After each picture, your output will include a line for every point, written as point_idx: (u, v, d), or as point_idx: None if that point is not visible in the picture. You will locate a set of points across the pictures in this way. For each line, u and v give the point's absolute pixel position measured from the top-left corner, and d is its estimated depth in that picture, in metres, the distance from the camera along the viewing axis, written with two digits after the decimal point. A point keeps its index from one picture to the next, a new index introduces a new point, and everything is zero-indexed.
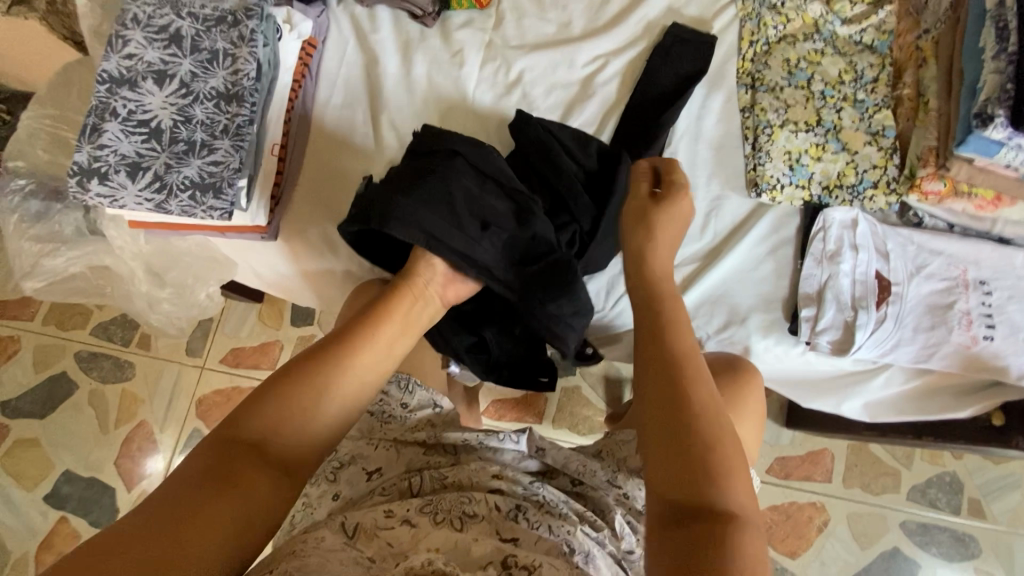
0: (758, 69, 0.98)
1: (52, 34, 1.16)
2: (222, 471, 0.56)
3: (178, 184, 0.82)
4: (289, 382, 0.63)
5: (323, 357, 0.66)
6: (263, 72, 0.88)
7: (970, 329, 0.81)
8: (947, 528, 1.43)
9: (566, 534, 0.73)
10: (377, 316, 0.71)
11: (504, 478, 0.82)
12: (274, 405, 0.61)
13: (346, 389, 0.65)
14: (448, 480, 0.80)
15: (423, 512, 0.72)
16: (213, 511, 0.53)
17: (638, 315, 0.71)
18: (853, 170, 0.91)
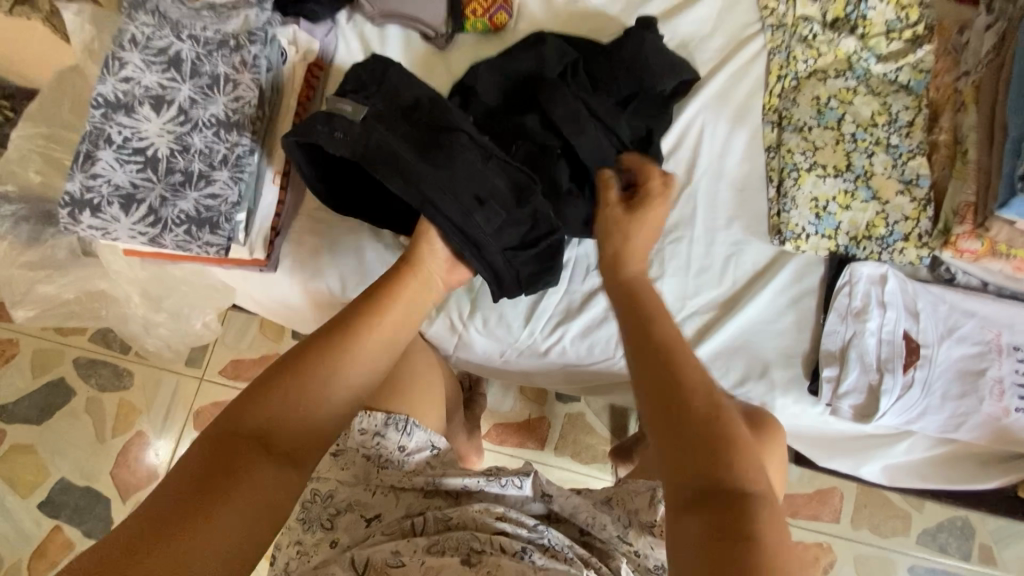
0: (785, 106, 0.94)
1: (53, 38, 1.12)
2: (210, 476, 0.53)
3: (173, 217, 0.79)
4: (278, 383, 0.59)
5: (320, 349, 0.62)
6: (265, 99, 0.84)
7: (1001, 399, 0.77)
8: (956, 574, 1.39)
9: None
10: (376, 305, 0.68)
11: (508, 518, 0.78)
12: (277, 402, 0.58)
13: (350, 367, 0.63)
14: (453, 521, 0.78)
15: (430, 551, 0.72)
16: (198, 528, 0.49)
17: (618, 307, 0.64)
18: (883, 221, 0.86)
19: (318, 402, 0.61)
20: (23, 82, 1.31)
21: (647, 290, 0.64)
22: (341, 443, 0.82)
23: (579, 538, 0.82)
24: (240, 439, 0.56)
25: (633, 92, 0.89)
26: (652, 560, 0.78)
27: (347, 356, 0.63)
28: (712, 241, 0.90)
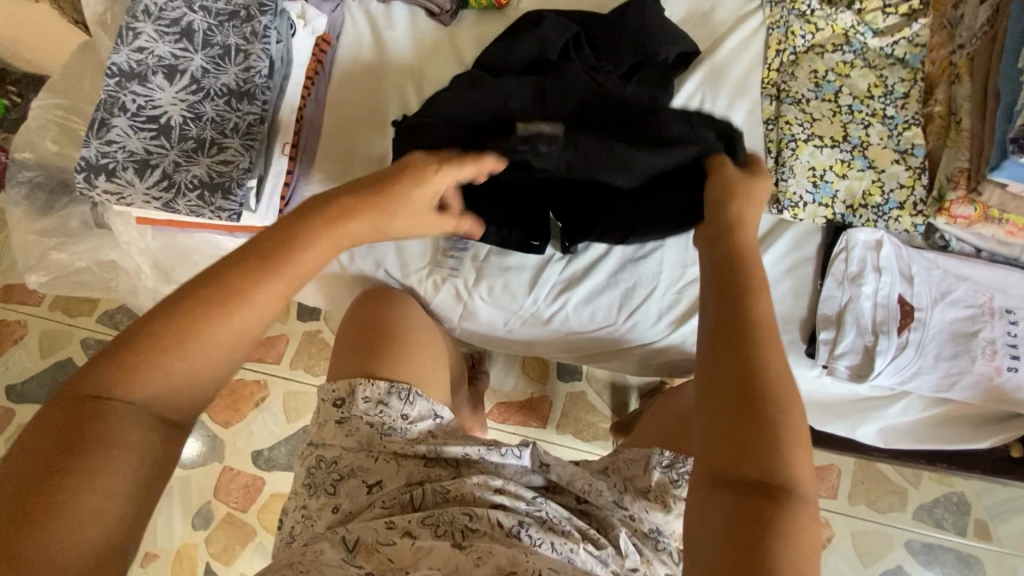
0: (784, 79, 0.95)
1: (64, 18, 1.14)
2: (87, 420, 0.46)
3: (186, 183, 0.81)
4: (151, 323, 0.49)
5: (196, 293, 0.51)
6: (275, 69, 0.86)
7: (993, 359, 0.79)
8: (951, 548, 1.41)
9: (569, 553, 0.73)
10: (298, 230, 0.57)
11: (506, 491, 0.80)
12: (165, 350, 0.49)
13: (240, 317, 0.52)
14: (451, 494, 0.79)
15: (424, 524, 0.74)
16: (85, 477, 0.44)
17: (708, 273, 0.63)
18: (879, 189, 0.88)
19: (197, 343, 0.50)
20: (33, 64, 1.33)
21: (739, 258, 0.61)
22: (346, 411, 0.84)
23: (576, 507, 0.84)
24: (103, 398, 0.47)
25: (638, 62, 0.90)
26: (647, 524, 0.81)
27: (228, 304, 0.51)
28: None
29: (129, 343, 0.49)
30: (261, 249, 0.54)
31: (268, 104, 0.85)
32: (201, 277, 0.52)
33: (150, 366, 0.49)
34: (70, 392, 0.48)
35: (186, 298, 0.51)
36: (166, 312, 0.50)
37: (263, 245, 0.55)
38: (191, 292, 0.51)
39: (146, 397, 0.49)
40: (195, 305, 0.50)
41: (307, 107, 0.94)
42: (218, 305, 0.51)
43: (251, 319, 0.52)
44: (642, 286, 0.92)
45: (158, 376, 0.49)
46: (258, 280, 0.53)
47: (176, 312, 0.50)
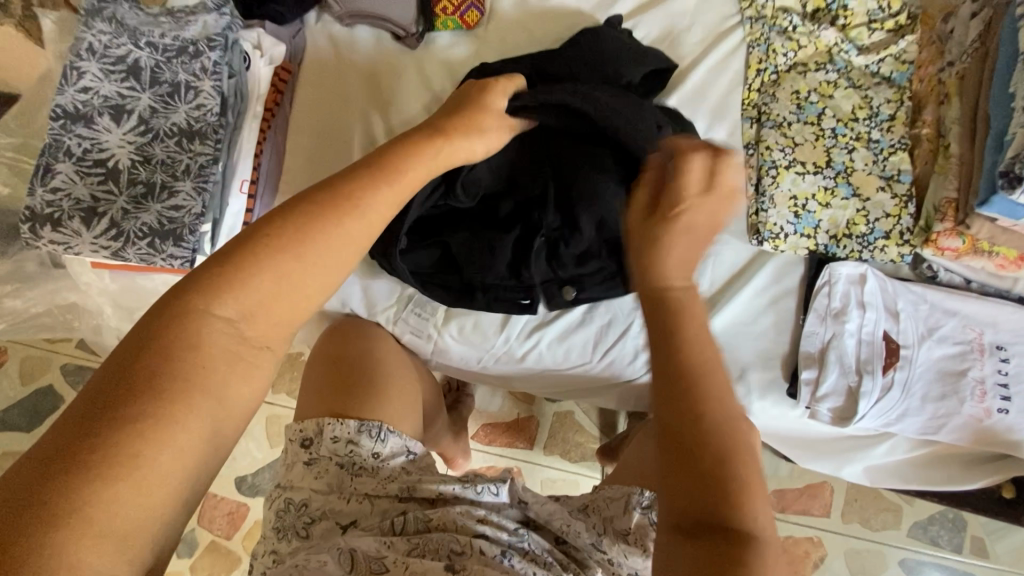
0: (764, 101, 0.91)
1: None
2: (152, 379, 0.41)
3: (135, 231, 0.77)
4: (239, 259, 0.46)
5: (274, 241, 0.47)
6: (228, 106, 0.83)
7: (983, 401, 0.76)
8: (946, 566, 1.39)
9: None
10: (377, 173, 0.54)
11: (488, 522, 0.78)
12: (256, 274, 0.46)
13: (336, 246, 0.49)
14: (433, 523, 0.76)
15: (411, 552, 0.71)
16: (145, 446, 0.39)
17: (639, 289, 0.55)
18: (864, 218, 0.84)
19: (301, 291, 0.48)
20: None
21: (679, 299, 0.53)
22: (314, 452, 0.82)
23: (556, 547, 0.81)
24: (203, 318, 0.44)
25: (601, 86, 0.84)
26: (628, 569, 0.76)
27: (304, 252, 0.48)
28: None
29: (217, 269, 0.46)
30: (344, 182, 0.51)
31: (222, 143, 0.81)
32: (287, 206, 0.49)
33: (191, 348, 0.43)
34: (129, 340, 0.43)
35: (260, 239, 0.47)
36: (238, 245, 0.47)
37: (360, 176, 0.52)
38: (277, 218, 0.48)
39: (231, 328, 0.45)
40: (289, 247, 0.47)
41: (266, 142, 0.91)
42: (295, 238, 0.48)
43: (341, 262, 0.50)
44: (617, 323, 0.90)
45: (271, 299, 0.47)
46: (346, 208, 0.50)
47: (259, 245, 0.47)
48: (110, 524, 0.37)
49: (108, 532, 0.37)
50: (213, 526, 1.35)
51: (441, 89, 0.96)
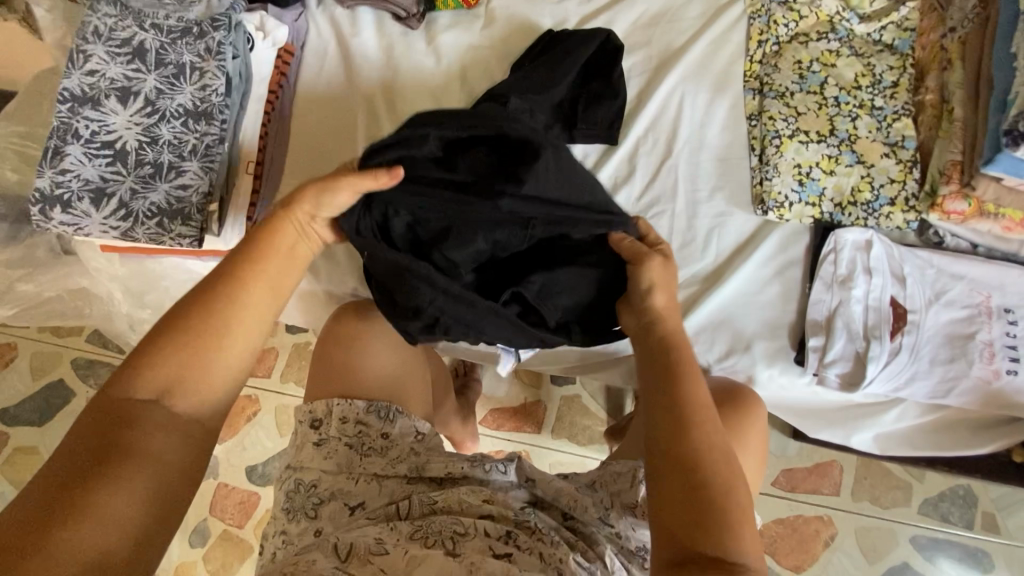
0: (766, 72, 0.91)
1: None
2: (111, 452, 0.51)
3: (144, 210, 0.78)
4: (144, 356, 0.55)
5: (182, 323, 0.57)
6: (233, 86, 0.83)
7: (991, 363, 0.75)
8: (958, 542, 1.38)
9: (558, 563, 0.69)
10: (245, 260, 0.60)
11: (495, 502, 0.78)
12: (161, 368, 0.55)
13: (239, 327, 0.58)
14: (438, 505, 0.77)
15: (414, 536, 0.71)
16: (98, 498, 0.49)
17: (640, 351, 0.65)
18: (869, 185, 0.84)
19: (207, 377, 0.56)
20: None
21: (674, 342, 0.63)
22: (324, 434, 0.83)
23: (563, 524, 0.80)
24: (125, 405, 0.53)
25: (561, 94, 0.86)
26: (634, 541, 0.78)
27: (213, 328, 0.57)
28: (693, 214, 0.89)
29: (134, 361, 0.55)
30: (224, 276, 0.59)
31: (227, 123, 0.82)
32: (186, 301, 0.58)
33: (128, 417, 0.53)
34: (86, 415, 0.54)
35: (163, 335, 0.56)
36: (154, 339, 0.56)
37: (233, 272, 0.60)
38: (179, 313, 0.57)
39: (157, 415, 0.54)
40: (184, 338, 0.56)
41: (270, 124, 0.91)
42: (193, 332, 0.56)
43: (250, 329, 0.59)
44: None
45: (175, 383, 0.55)
46: (232, 300, 0.59)
47: (159, 341, 0.56)
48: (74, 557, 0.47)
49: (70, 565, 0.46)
50: (226, 514, 1.37)
51: (445, 69, 0.97)
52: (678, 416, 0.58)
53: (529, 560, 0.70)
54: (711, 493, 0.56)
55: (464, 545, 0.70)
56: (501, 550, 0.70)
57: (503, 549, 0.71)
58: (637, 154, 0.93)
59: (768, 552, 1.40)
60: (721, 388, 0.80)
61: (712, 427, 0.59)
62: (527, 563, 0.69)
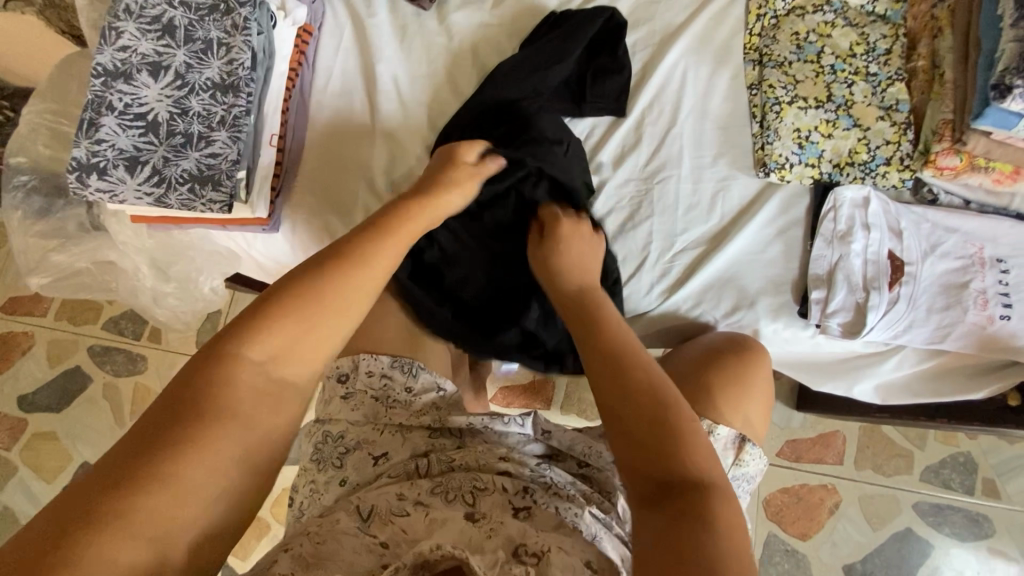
0: (765, 44, 0.95)
1: (51, 28, 1.13)
2: (191, 412, 0.49)
3: (177, 177, 0.82)
4: (254, 321, 0.55)
5: (296, 288, 0.58)
6: (258, 60, 0.87)
7: (985, 309, 0.79)
8: (960, 508, 1.39)
9: (573, 516, 0.69)
10: (373, 233, 0.66)
11: (511, 457, 0.78)
12: (273, 333, 0.55)
13: (354, 295, 0.61)
14: (456, 462, 0.77)
15: (434, 493, 0.71)
16: (179, 463, 0.47)
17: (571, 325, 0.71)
18: (865, 147, 0.88)
19: (317, 341, 0.57)
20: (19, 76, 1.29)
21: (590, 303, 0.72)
22: (350, 387, 0.84)
23: (578, 473, 0.82)
24: (228, 365, 0.52)
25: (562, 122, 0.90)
26: None
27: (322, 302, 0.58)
28: (698, 178, 0.93)
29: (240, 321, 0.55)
30: (349, 252, 0.62)
31: (253, 96, 0.86)
32: (303, 270, 0.60)
33: (224, 383, 0.51)
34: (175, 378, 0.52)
35: (266, 307, 0.56)
36: (267, 302, 0.57)
37: (347, 248, 0.63)
38: (290, 286, 0.58)
39: (257, 369, 0.54)
40: (290, 304, 0.57)
41: (291, 100, 0.95)
42: (302, 300, 0.57)
43: (354, 308, 0.60)
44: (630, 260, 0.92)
45: (275, 358, 0.55)
46: (341, 284, 0.60)
47: (266, 307, 0.56)
48: (157, 525, 0.45)
49: (139, 532, 0.44)
50: None
51: (457, 47, 1.01)
52: (616, 373, 0.59)
53: (549, 512, 0.70)
54: (690, 451, 0.54)
55: (484, 500, 0.70)
56: (521, 504, 0.71)
57: (521, 503, 0.71)
58: (643, 124, 0.96)
59: (775, 522, 1.41)
60: (728, 340, 0.83)
61: (676, 393, 0.58)
62: (547, 516, 0.69)
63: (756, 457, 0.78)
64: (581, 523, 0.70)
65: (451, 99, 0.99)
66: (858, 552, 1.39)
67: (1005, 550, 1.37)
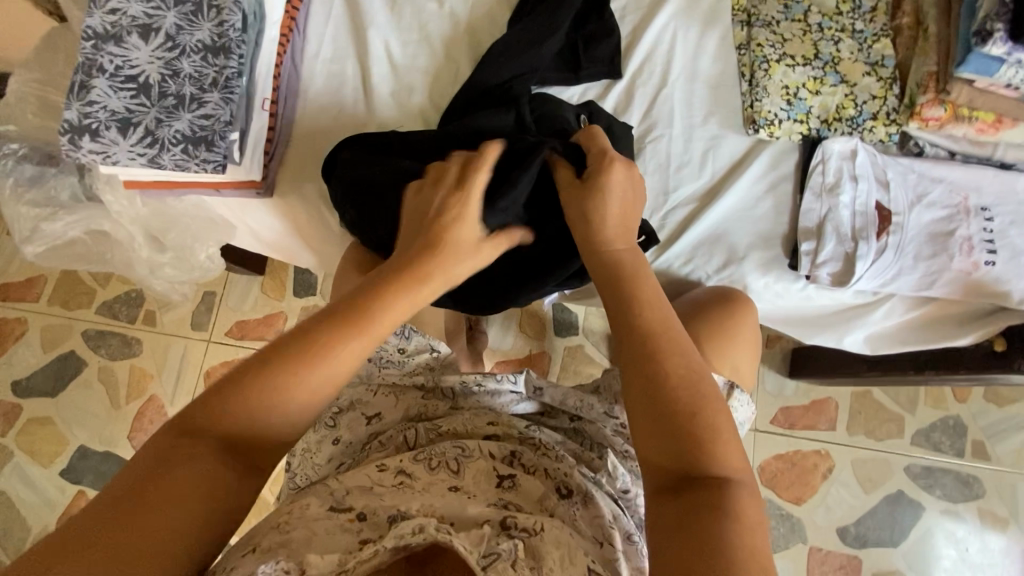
0: (753, 4, 0.95)
1: (35, 7, 1.00)
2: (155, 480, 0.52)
3: (170, 137, 0.82)
4: (227, 393, 0.57)
5: (263, 366, 0.58)
6: (249, 23, 0.87)
7: (970, 255, 0.82)
8: (951, 470, 1.40)
9: (563, 476, 0.70)
10: (338, 326, 0.61)
11: (501, 422, 0.77)
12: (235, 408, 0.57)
13: (325, 377, 0.59)
14: (444, 429, 0.76)
15: (417, 460, 0.70)
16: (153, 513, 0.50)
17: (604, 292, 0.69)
18: (852, 102, 0.89)
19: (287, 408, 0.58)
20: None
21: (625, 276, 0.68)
22: None
23: (569, 428, 0.82)
24: (199, 432, 0.55)
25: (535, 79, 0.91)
26: None
27: (291, 376, 0.58)
28: (690, 137, 0.93)
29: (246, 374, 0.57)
30: (354, 308, 0.62)
31: (245, 58, 0.86)
32: (318, 318, 0.61)
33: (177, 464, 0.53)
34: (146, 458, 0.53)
35: (288, 345, 0.59)
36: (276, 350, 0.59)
37: (343, 320, 0.61)
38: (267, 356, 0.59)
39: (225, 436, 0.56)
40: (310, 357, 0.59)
41: (283, 66, 0.95)
42: (303, 359, 0.58)
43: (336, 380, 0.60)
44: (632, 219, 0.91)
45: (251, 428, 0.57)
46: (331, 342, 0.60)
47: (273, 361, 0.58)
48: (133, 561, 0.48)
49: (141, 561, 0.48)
50: None
51: (448, 12, 1.00)
52: (647, 358, 0.61)
53: (534, 480, 0.69)
54: (673, 380, 0.60)
55: (468, 467, 0.69)
56: (506, 472, 0.69)
57: (508, 471, 0.69)
58: (635, 85, 0.95)
59: (770, 487, 1.41)
60: (715, 295, 0.83)
61: (670, 342, 0.62)
62: (532, 487, 0.68)
63: (744, 403, 0.79)
64: (567, 484, 0.70)
65: (444, 64, 0.98)
66: (852, 515, 1.39)
67: (993, 510, 1.38)
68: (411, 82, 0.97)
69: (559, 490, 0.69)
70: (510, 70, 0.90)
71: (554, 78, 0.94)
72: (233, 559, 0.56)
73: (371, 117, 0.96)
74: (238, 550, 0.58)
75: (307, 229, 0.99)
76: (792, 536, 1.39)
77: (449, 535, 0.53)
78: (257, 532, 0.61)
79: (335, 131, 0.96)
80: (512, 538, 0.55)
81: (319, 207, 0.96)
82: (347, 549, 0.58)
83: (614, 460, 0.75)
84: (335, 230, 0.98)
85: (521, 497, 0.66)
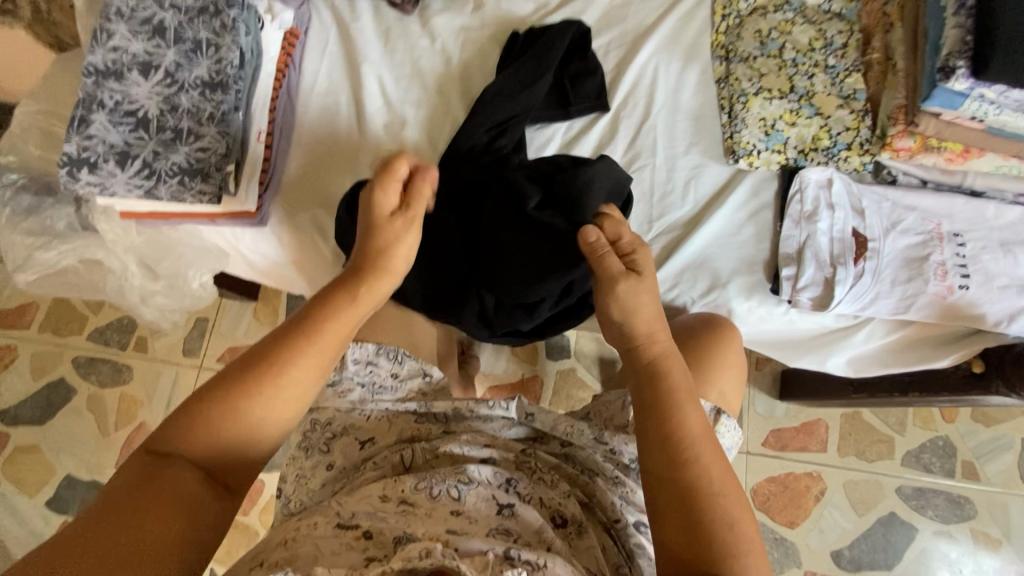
0: (730, 41, 1.00)
1: (37, 41, 1.04)
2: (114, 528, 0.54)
3: (167, 169, 0.85)
4: (188, 418, 0.60)
5: (214, 395, 0.61)
6: (246, 60, 0.90)
7: (945, 280, 0.84)
8: (942, 491, 1.41)
9: (557, 505, 0.73)
10: (273, 354, 0.63)
11: (498, 444, 0.80)
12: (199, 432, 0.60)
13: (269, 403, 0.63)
14: (440, 451, 0.77)
15: (419, 487, 0.69)
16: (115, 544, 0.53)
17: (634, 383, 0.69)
18: (827, 133, 0.93)
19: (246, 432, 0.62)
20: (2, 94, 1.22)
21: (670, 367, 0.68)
22: (336, 374, 0.81)
23: (561, 454, 0.81)
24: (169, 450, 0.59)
25: (513, 114, 0.94)
26: (627, 456, 0.79)
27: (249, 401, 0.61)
28: (673, 166, 0.96)
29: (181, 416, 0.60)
30: (281, 340, 0.64)
31: (241, 93, 0.89)
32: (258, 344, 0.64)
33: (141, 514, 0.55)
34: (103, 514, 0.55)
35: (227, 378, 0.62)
36: (216, 386, 0.62)
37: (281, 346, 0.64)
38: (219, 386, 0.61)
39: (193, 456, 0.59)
40: (245, 386, 0.61)
41: (278, 100, 0.98)
42: (246, 388, 0.62)
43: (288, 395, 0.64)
44: None
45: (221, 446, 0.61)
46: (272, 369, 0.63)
47: (216, 397, 0.61)
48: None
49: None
50: None
51: (439, 49, 1.04)
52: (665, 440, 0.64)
53: (532, 508, 0.70)
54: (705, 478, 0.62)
55: (469, 494, 0.69)
56: (506, 500, 0.70)
57: (507, 499, 0.70)
58: (620, 119, 0.99)
59: (763, 510, 1.40)
60: (703, 321, 0.85)
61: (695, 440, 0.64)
62: (532, 515, 0.68)
63: (732, 429, 0.80)
64: (562, 513, 0.72)
65: (436, 98, 1.02)
66: (845, 539, 1.39)
67: (986, 531, 1.38)
68: (403, 113, 1.01)
69: (555, 519, 0.71)
70: (504, 113, 0.94)
71: (545, 116, 0.98)
72: (240, 571, 0.58)
73: (367, 144, 0.99)
74: (246, 564, 0.60)
75: (300, 257, 1.00)
76: (787, 561, 1.38)
77: (455, 561, 0.51)
78: (264, 549, 0.62)
79: (332, 164, 0.98)
80: (518, 568, 0.55)
81: (312, 238, 0.98)
82: (352, 567, 0.57)
83: (607, 488, 0.76)
84: (324, 254, 0.99)
85: (519, 525, 0.67)
